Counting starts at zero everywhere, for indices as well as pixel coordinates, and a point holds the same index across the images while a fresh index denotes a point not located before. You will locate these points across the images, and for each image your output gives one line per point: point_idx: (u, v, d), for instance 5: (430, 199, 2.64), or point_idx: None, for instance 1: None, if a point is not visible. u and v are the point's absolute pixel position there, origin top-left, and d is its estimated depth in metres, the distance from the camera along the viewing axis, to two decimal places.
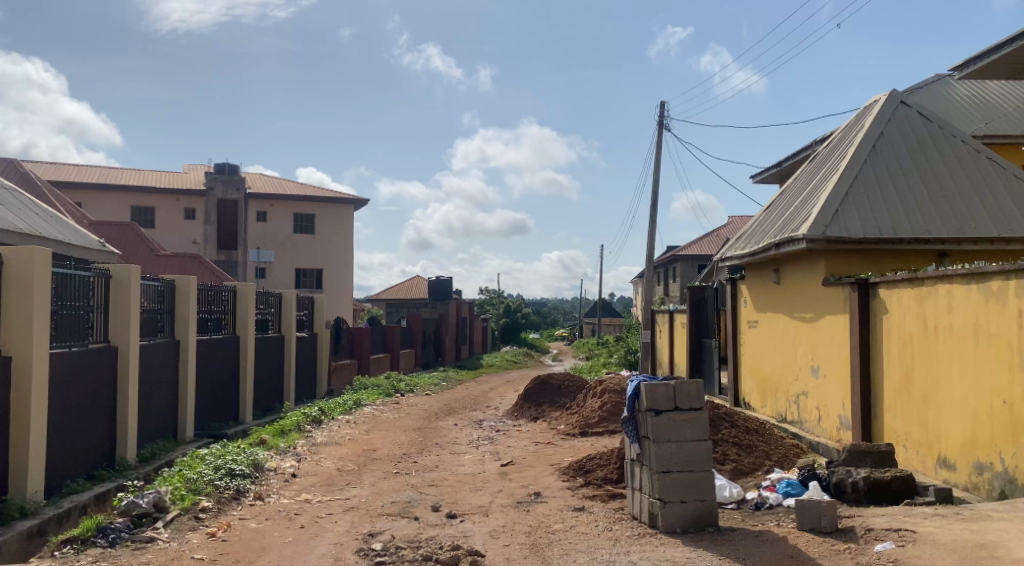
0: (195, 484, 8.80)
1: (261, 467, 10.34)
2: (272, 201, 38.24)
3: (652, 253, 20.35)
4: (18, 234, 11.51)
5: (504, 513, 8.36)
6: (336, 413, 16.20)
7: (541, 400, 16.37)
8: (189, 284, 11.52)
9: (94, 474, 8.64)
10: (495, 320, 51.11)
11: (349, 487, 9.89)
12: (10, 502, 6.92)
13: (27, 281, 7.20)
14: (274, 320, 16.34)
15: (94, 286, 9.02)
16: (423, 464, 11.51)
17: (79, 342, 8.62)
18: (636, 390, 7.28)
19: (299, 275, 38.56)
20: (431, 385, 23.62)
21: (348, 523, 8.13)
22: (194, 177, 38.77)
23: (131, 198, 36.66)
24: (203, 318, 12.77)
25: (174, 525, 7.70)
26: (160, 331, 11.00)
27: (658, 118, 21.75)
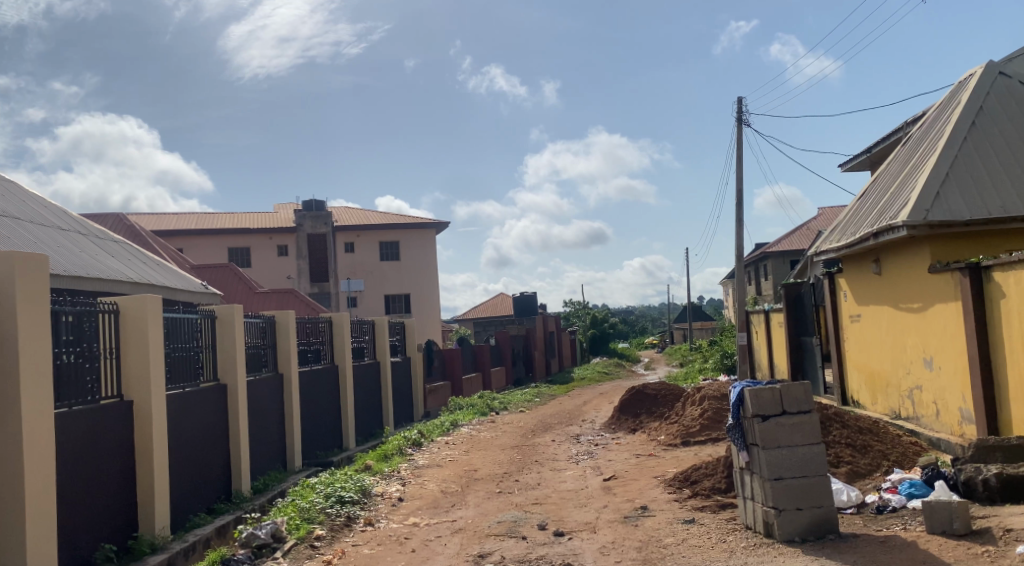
0: (308, 513, 9.03)
1: (369, 493, 10.57)
2: (359, 232, 39.29)
3: (741, 252, 19.90)
4: (130, 284, 12.16)
5: (612, 528, 8.27)
6: (435, 435, 16.40)
7: (638, 410, 16.17)
8: (289, 318, 11.90)
9: (214, 507, 8.99)
10: (582, 331, 50.89)
11: (454, 509, 9.97)
12: (141, 539, 7.26)
13: (141, 328, 7.55)
14: (369, 348, 16.72)
15: (203, 327, 9.44)
16: (525, 482, 11.51)
17: (193, 383, 9.00)
18: (740, 396, 7.09)
19: (388, 302, 39.35)
20: (525, 402, 23.65)
21: (457, 545, 8.18)
22: (285, 215, 40.25)
23: (228, 240, 38.30)
24: (303, 350, 13.19)
25: (292, 554, 7.93)
26: (264, 366, 11.41)
27: (736, 113, 21.26)
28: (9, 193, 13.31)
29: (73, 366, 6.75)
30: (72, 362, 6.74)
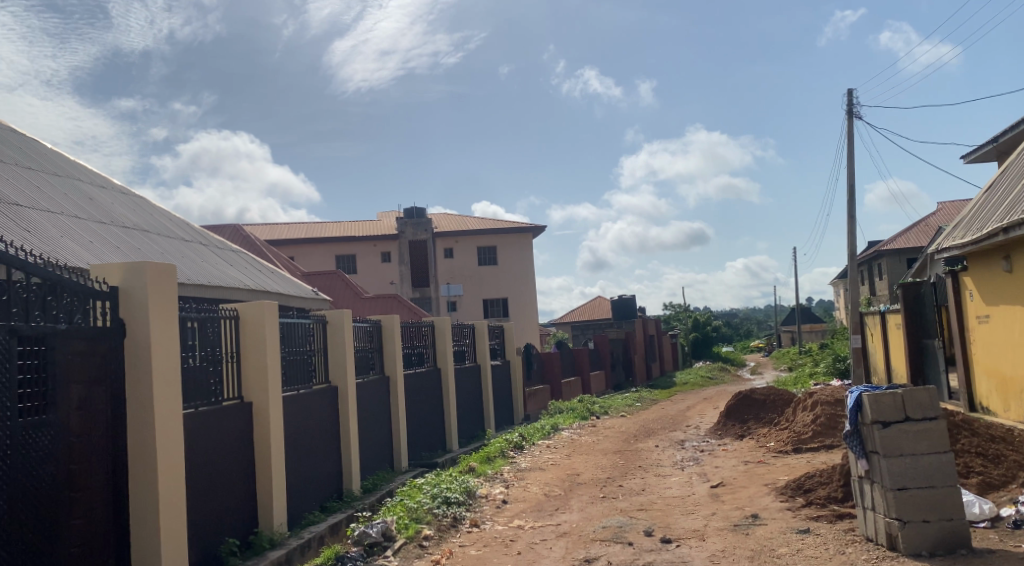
0: (416, 513, 9.19)
1: (473, 494, 10.66)
2: (457, 238, 39.87)
3: (853, 252, 19.09)
4: (246, 291, 12.71)
5: (722, 537, 8.06)
6: (537, 438, 16.42)
7: (745, 416, 15.73)
8: (394, 323, 12.19)
9: (327, 505, 9.27)
10: (684, 334, 49.99)
11: (558, 513, 9.94)
12: (261, 534, 7.56)
13: (259, 332, 7.87)
14: (470, 351, 16.91)
15: (315, 332, 9.76)
16: (629, 487, 11.38)
17: (306, 385, 9.32)
18: (858, 401, 6.79)
19: (487, 306, 39.74)
20: (626, 406, 23.40)
21: (563, 549, 8.15)
22: (387, 223, 41.27)
23: (334, 248, 39.57)
24: (408, 353, 13.46)
25: (402, 553, 8.09)
26: (371, 369, 11.70)
27: (847, 106, 20.43)
28: (137, 206, 14.16)
29: (198, 369, 7.09)
30: (198, 365, 7.08)
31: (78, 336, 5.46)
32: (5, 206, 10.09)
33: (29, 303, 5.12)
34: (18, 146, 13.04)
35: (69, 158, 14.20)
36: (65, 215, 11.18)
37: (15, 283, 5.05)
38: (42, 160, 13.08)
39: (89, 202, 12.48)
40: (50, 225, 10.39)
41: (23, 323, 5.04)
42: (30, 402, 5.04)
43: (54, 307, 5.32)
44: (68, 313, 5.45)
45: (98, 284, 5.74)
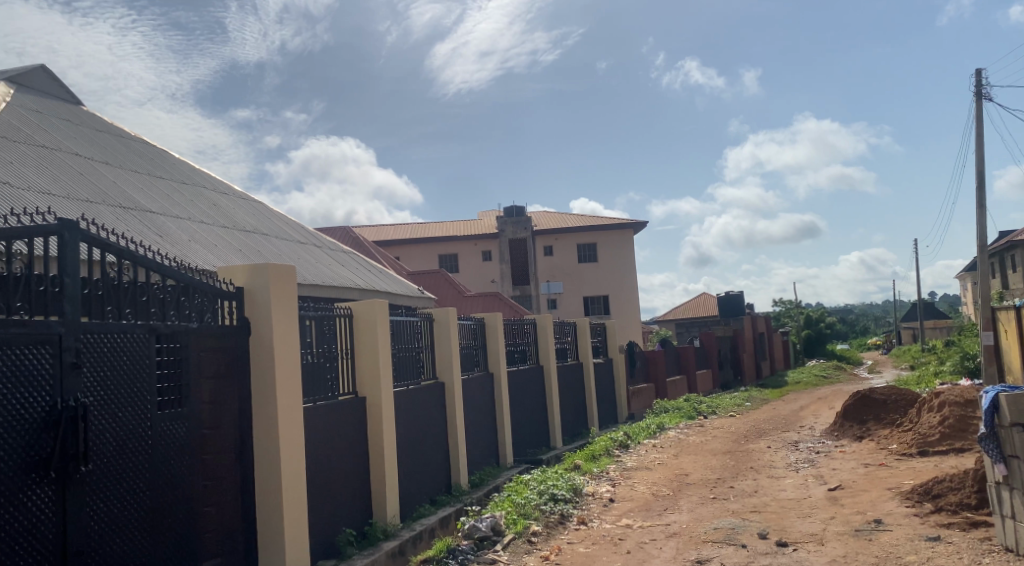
0: (524, 508, 9.22)
1: (580, 492, 10.61)
2: (558, 235, 39.88)
3: (983, 243, 17.96)
4: (357, 290, 13.06)
5: (842, 542, 7.73)
6: (642, 437, 16.21)
7: (864, 417, 15.06)
8: (497, 320, 12.28)
9: (437, 499, 9.42)
10: (796, 331, 48.29)
11: (668, 512, 9.78)
12: (375, 525, 7.77)
13: (372, 329, 8.06)
14: (572, 349, 16.86)
15: (423, 329, 9.93)
16: (741, 488, 11.08)
17: (415, 381, 9.50)
18: (994, 402, 6.36)
19: (588, 304, 39.55)
20: (735, 406, 22.79)
21: (673, 549, 8.01)
22: (488, 222, 41.69)
23: (437, 248, 40.30)
24: (511, 350, 13.54)
25: (512, 548, 8.14)
26: (476, 365, 11.82)
27: (974, 87, 19.23)
28: (255, 211, 14.81)
29: (316, 365, 7.33)
30: (316, 361, 7.32)
31: (208, 334, 5.74)
32: (141, 213, 10.72)
33: (165, 303, 5.40)
34: (149, 156, 13.87)
35: (194, 167, 14.99)
36: (192, 221, 11.80)
37: (153, 284, 5.34)
38: (171, 170, 13.87)
39: (213, 208, 13.14)
40: (179, 230, 10.99)
41: (161, 321, 5.33)
42: (167, 396, 5.31)
43: (187, 307, 5.60)
44: (199, 313, 5.73)
45: (225, 285, 6.00)
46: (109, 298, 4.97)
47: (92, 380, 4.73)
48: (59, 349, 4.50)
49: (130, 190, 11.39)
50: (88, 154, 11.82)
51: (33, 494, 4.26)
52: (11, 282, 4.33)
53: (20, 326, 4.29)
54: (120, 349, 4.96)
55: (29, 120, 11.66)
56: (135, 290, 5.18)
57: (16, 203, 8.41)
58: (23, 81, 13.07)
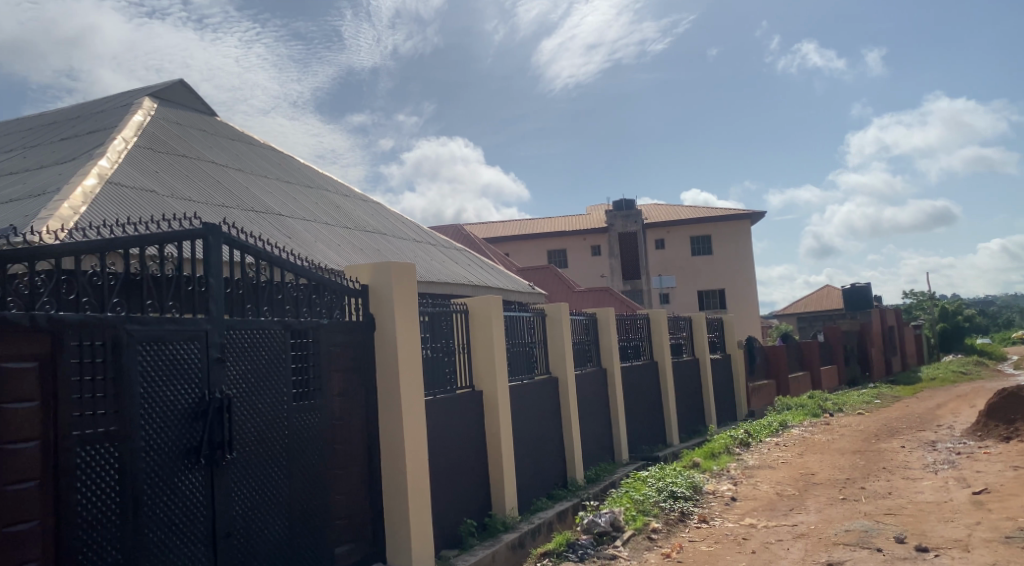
0: (643, 505, 9.10)
1: (700, 490, 10.37)
2: (670, 229, 39.23)
3: None
4: (471, 286, 13.23)
5: (990, 549, 7.23)
6: (764, 435, 15.71)
7: (1010, 416, 14.06)
8: (609, 315, 12.17)
9: (553, 493, 9.44)
10: (930, 325, 45.60)
11: (794, 513, 9.42)
12: (494, 517, 7.86)
13: (487, 324, 8.14)
14: (688, 344, 16.53)
15: (536, 324, 9.95)
16: (873, 490, 10.55)
17: (529, 375, 9.53)
18: None
19: (702, 298, 38.66)
20: (863, 404, 21.75)
21: (801, 550, 7.71)
22: (598, 216, 41.44)
23: (547, 243, 40.40)
24: (624, 346, 13.38)
25: (632, 544, 8.05)
26: (589, 360, 11.75)
27: None
28: (374, 211, 15.25)
29: (435, 360, 7.46)
30: (434, 356, 7.45)
31: (337, 329, 5.95)
32: (271, 216, 11.22)
33: (297, 300, 5.64)
34: (277, 162, 14.50)
35: (317, 170, 15.57)
36: (317, 222, 12.26)
37: (287, 283, 5.58)
38: (295, 174, 14.45)
39: (335, 209, 13.62)
40: (305, 231, 11.43)
41: (294, 318, 5.57)
42: (301, 388, 5.54)
43: (317, 304, 5.82)
44: (328, 310, 5.95)
45: (351, 282, 6.20)
46: (249, 296, 5.22)
47: (235, 374, 4.98)
48: (206, 345, 4.75)
49: (261, 194, 11.94)
50: (222, 161, 12.47)
51: (185, 480, 4.51)
52: (164, 282, 4.61)
53: (173, 323, 4.55)
54: (259, 345, 5.20)
55: (170, 131, 12.39)
56: (271, 289, 5.42)
57: (160, 209, 8.96)
58: (164, 95, 13.90)
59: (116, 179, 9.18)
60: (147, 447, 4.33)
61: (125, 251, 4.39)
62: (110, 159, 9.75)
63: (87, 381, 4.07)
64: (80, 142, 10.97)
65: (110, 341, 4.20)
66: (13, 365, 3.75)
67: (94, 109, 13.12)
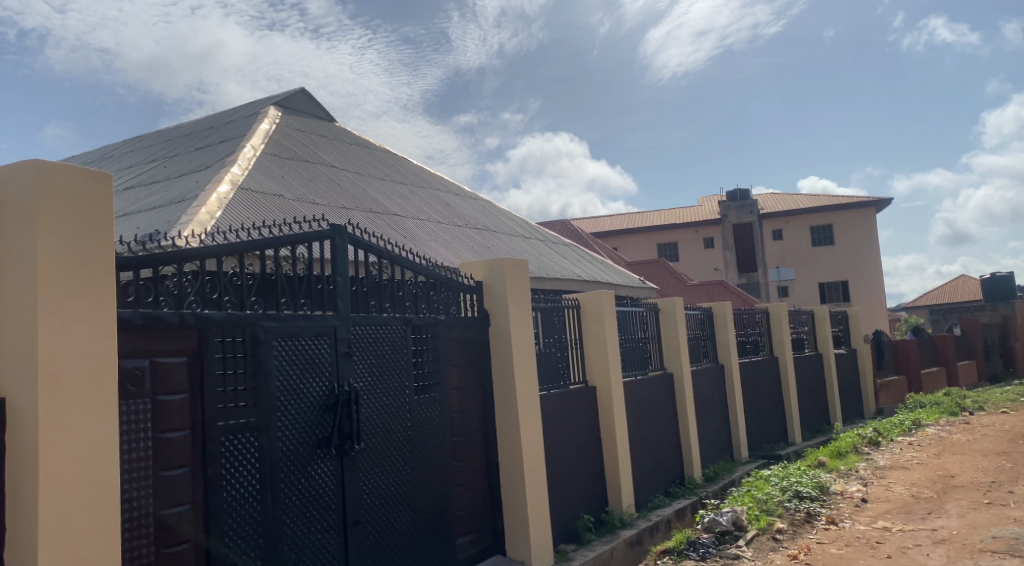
0: (767, 504, 8.82)
1: (828, 491, 9.96)
2: (787, 219, 37.89)
3: None
4: (582, 281, 13.18)
5: None
6: (895, 434, 14.93)
7: None
8: (726, 309, 11.86)
9: (671, 490, 9.29)
10: None
11: (932, 517, 8.91)
12: (611, 513, 7.81)
13: (600, 319, 8.08)
14: (810, 339, 15.91)
15: (649, 319, 9.82)
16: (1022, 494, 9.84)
17: (643, 371, 9.41)
18: None
19: (824, 290, 37.11)
20: (1007, 401, 20.32)
21: (943, 557, 7.28)
22: (711, 208, 40.48)
23: (658, 236, 39.81)
24: (742, 342, 13.02)
25: (756, 544, 7.82)
26: (705, 356, 11.49)
27: None
28: (485, 209, 15.44)
29: (548, 355, 7.48)
30: (547, 351, 7.47)
31: (454, 325, 6.06)
32: (387, 216, 11.52)
33: (417, 297, 5.78)
34: (392, 164, 14.89)
35: (430, 171, 15.90)
36: (432, 221, 12.52)
37: (407, 281, 5.73)
38: (409, 175, 14.80)
39: (447, 208, 13.86)
40: (419, 230, 11.68)
41: (415, 314, 5.71)
42: (422, 382, 5.67)
43: (435, 300, 5.94)
44: (446, 306, 6.06)
45: (466, 279, 6.30)
46: (372, 293, 5.39)
47: (362, 368, 5.16)
48: (334, 340, 4.95)
49: (377, 195, 12.28)
50: (341, 165, 12.90)
51: (317, 469, 4.70)
52: (296, 281, 4.82)
53: (304, 320, 4.76)
54: (382, 340, 5.36)
55: (293, 138, 12.93)
56: (393, 286, 5.57)
57: (286, 213, 9.38)
58: (287, 103, 14.52)
59: (246, 185, 9.64)
60: (284, 437, 4.54)
61: (260, 252, 4.61)
62: (241, 166, 10.27)
63: (230, 374, 4.29)
64: (212, 152, 11.58)
65: (248, 337, 4.41)
66: (164, 360, 3.99)
67: (224, 120, 13.84)
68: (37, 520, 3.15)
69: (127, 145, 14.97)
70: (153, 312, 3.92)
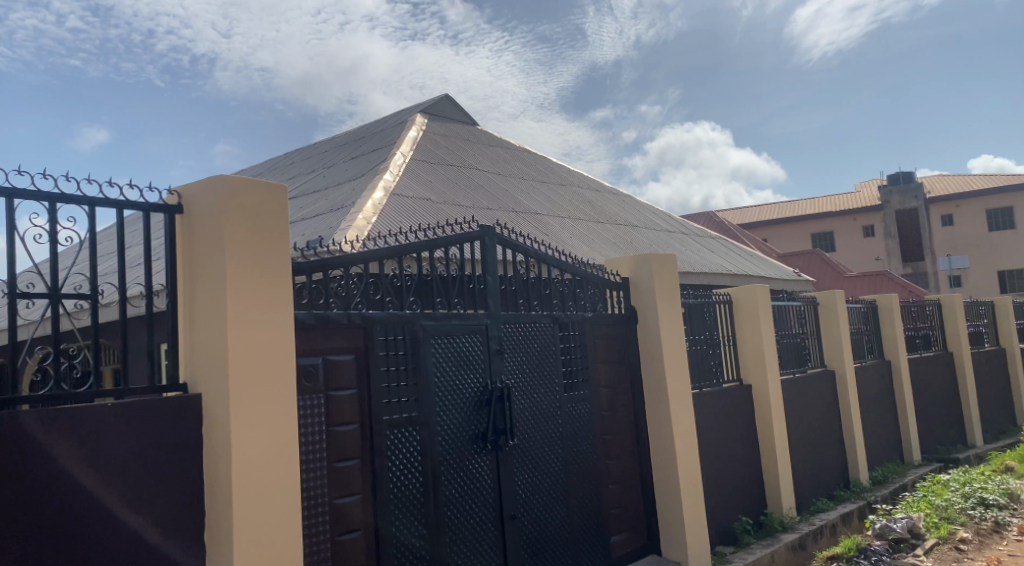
0: (947, 512, 8.26)
1: (1017, 498, 9.18)
2: (959, 202, 35.08)
3: None
4: (732, 276, 12.81)
5: None
6: None
7: None
8: (892, 302, 11.19)
9: (835, 494, 8.87)
10: None
11: None
12: (772, 515, 7.55)
13: (754, 315, 7.83)
14: (990, 332, 14.72)
15: (807, 314, 9.42)
16: None
17: (801, 368, 9.04)
18: None
19: (1004, 279, 34.18)
20: None
21: None
22: (871, 194, 38.23)
23: (812, 226, 38.07)
24: (911, 336, 12.24)
25: (937, 554, 7.33)
26: (870, 352, 10.88)
27: None
28: (628, 205, 15.30)
29: (699, 353, 7.35)
30: (698, 348, 7.33)
31: (602, 322, 6.07)
32: (530, 216, 11.65)
33: (564, 295, 5.83)
34: (533, 163, 15.06)
35: (571, 168, 15.95)
36: (576, 220, 12.58)
37: (554, 279, 5.80)
38: (550, 173, 14.92)
39: (589, 205, 13.85)
40: (562, 228, 11.75)
41: (562, 312, 5.77)
42: (572, 379, 5.72)
43: (581, 297, 5.98)
44: (593, 303, 6.09)
45: (612, 275, 6.29)
46: (521, 292, 5.49)
47: (513, 365, 5.27)
48: (486, 338, 5.09)
49: (520, 196, 12.46)
50: (485, 167, 13.18)
51: (474, 463, 4.85)
52: (449, 280, 4.99)
53: (458, 319, 4.93)
54: (532, 338, 5.45)
55: (439, 143, 13.33)
56: (540, 285, 5.65)
57: (435, 216, 9.69)
58: (432, 110, 14.98)
59: (397, 190, 10.04)
60: (443, 432, 4.71)
61: (417, 254, 4.81)
62: (393, 173, 10.70)
63: (392, 371, 4.50)
64: (365, 161, 12.14)
65: (408, 336, 4.62)
66: (334, 358, 4.23)
67: (375, 129, 14.47)
68: (233, 491, 3.44)
69: (287, 158, 15.94)
70: (325, 313, 4.19)
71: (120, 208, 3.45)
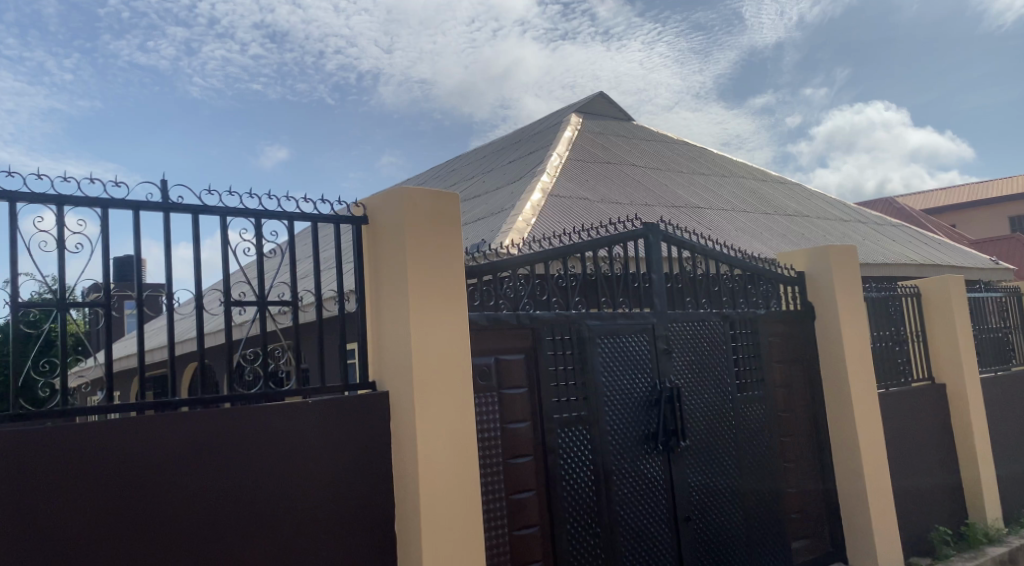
0: None
1: None
2: None
3: None
4: (916, 265, 11.90)
5: None
6: None
7: None
8: None
9: None
10: None
11: None
12: (974, 526, 6.94)
13: (946, 309, 7.24)
14: None
15: (1008, 305, 8.59)
16: None
17: (1004, 365, 8.25)
18: None
19: None
20: None
21: None
22: None
23: (1011, 208, 34.70)
24: None
25: None
26: None
27: None
28: (797, 194, 14.59)
29: (884, 350, 6.88)
30: (883, 345, 6.87)
31: (776, 319, 5.81)
32: (691, 210, 11.37)
33: (734, 291, 5.65)
34: (695, 157, 14.70)
35: (734, 159, 15.43)
36: (740, 212, 12.14)
37: (723, 275, 5.62)
38: (713, 166, 14.50)
39: (755, 197, 13.32)
40: (726, 222, 11.37)
41: (733, 308, 5.58)
42: (745, 376, 5.51)
43: (753, 293, 5.76)
44: (765, 300, 5.84)
45: (786, 270, 6.01)
46: (688, 289, 5.37)
47: (682, 364, 5.15)
48: (653, 336, 5.01)
49: (681, 191, 12.19)
50: (643, 163, 13.01)
51: (645, 463, 4.78)
52: (614, 279, 4.95)
53: (624, 317, 4.88)
54: (701, 336, 5.30)
55: (597, 142, 13.30)
56: (708, 281, 5.50)
57: (594, 216, 9.68)
58: (589, 108, 14.97)
59: (556, 191, 10.12)
60: (612, 430, 4.68)
61: (582, 254, 4.80)
62: (550, 174, 10.79)
63: (561, 370, 4.52)
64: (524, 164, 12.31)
65: (575, 335, 4.62)
66: (506, 358, 4.31)
67: (533, 132, 14.62)
68: (417, 483, 3.56)
69: (450, 164, 16.46)
70: (495, 314, 4.28)
71: (315, 220, 3.68)
